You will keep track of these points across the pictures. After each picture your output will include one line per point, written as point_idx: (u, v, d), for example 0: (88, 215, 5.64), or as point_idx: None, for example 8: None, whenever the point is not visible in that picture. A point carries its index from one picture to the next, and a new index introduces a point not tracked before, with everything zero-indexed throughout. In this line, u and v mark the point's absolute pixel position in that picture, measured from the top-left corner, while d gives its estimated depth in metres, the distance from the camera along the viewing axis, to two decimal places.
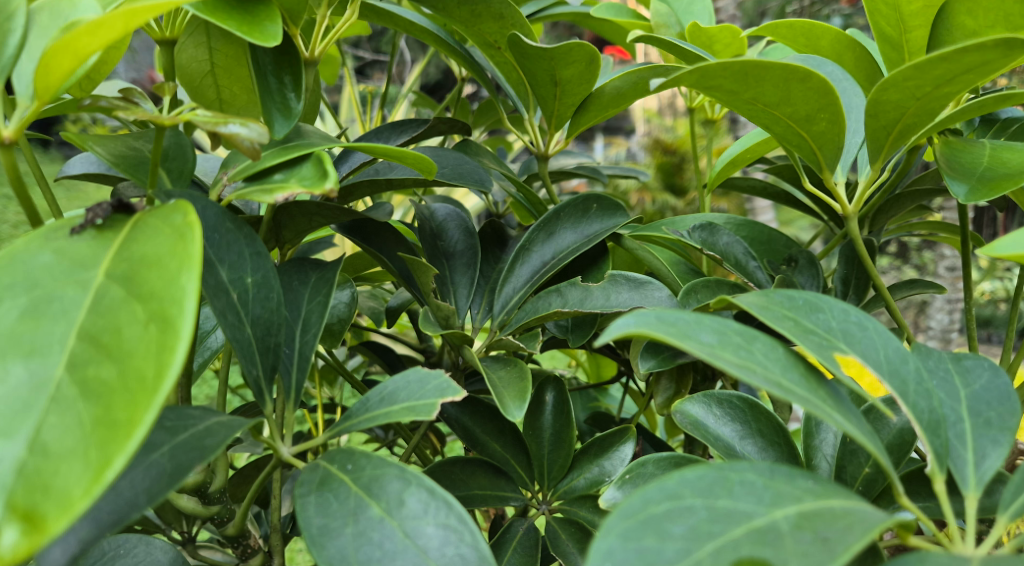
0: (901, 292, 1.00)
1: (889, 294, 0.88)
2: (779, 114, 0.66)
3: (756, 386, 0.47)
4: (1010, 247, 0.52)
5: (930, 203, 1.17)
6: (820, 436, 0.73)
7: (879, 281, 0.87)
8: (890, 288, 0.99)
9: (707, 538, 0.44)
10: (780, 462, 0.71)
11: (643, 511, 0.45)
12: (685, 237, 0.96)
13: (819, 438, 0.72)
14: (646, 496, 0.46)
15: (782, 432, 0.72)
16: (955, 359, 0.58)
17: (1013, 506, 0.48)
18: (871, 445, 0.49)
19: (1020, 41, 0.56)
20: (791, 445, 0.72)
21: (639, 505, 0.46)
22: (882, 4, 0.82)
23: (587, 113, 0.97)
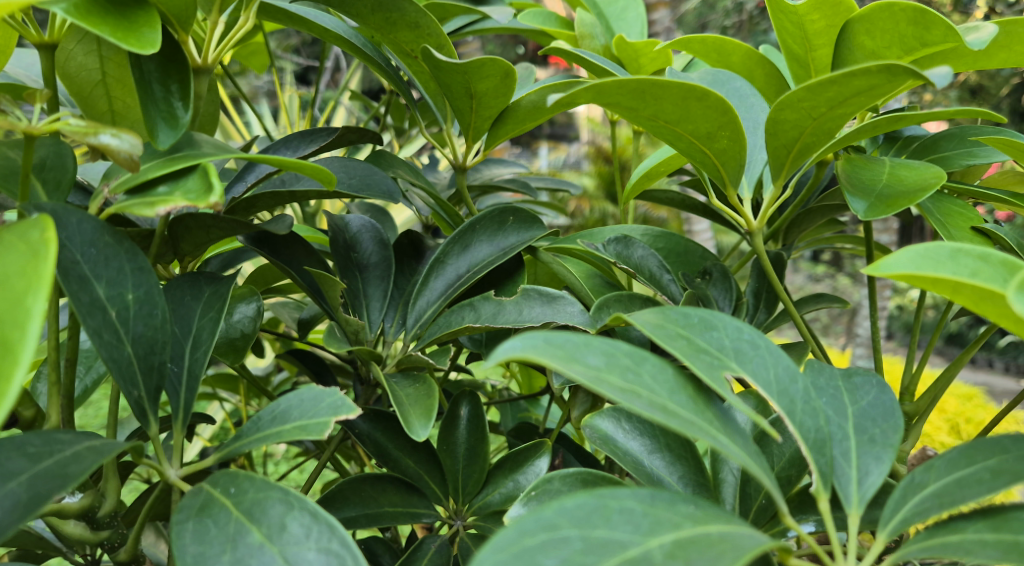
0: (809, 306, 1.02)
1: (798, 309, 0.89)
2: (681, 130, 0.65)
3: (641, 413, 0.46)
4: (895, 266, 0.52)
5: (843, 218, 1.19)
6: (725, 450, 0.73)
7: (787, 296, 0.88)
8: (799, 302, 1.01)
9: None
10: (687, 477, 0.71)
11: (518, 542, 0.44)
12: (600, 249, 0.96)
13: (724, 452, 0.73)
14: (520, 528, 0.44)
15: (687, 447, 0.72)
16: (846, 376, 0.59)
17: (891, 523, 0.48)
18: (753, 467, 0.49)
19: (900, 69, 0.56)
20: (697, 459, 0.72)
21: (513, 536, 0.44)
22: (788, 22, 0.85)
23: (504, 126, 0.96)
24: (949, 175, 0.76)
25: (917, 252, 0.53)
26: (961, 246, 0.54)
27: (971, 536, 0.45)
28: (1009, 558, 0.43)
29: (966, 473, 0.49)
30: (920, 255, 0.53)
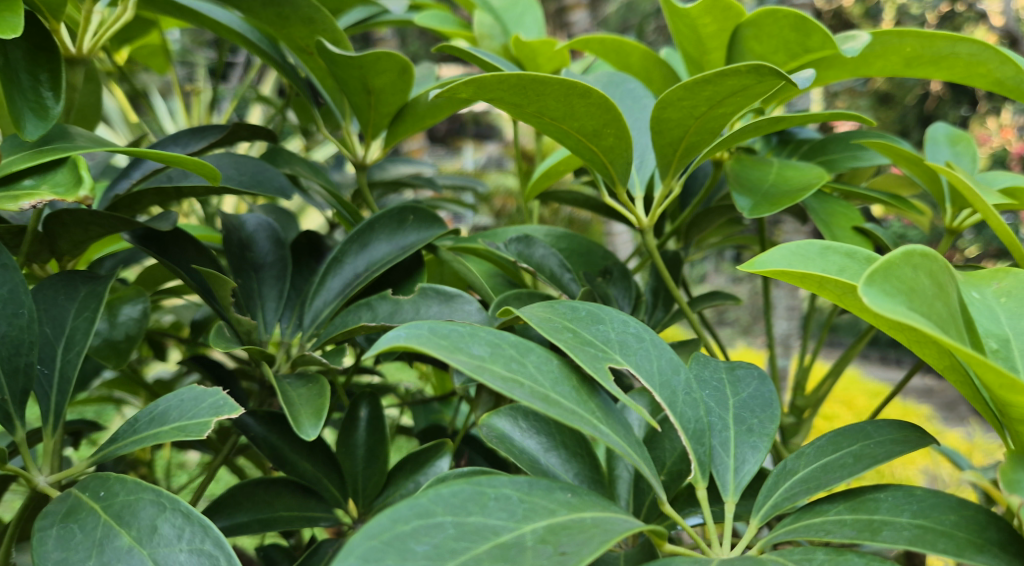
0: (704, 304, 1.04)
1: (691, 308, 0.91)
2: (567, 128, 0.64)
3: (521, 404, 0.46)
4: (768, 262, 0.54)
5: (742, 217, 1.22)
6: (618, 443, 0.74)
7: (679, 294, 0.89)
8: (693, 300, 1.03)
9: (449, 556, 0.44)
10: (581, 473, 0.71)
11: (391, 529, 0.44)
12: (501, 249, 0.97)
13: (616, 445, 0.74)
14: (393, 515, 0.44)
15: (582, 443, 0.72)
16: (729, 368, 0.59)
17: (764, 509, 0.50)
18: (632, 458, 0.50)
19: (770, 69, 0.57)
20: (592, 454, 0.72)
21: (386, 524, 0.44)
22: (683, 25, 0.87)
23: (402, 124, 0.96)
24: (832, 176, 0.78)
25: (790, 250, 0.56)
26: (832, 243, 0.56)
27: (831, 517, 0.47)
28: (861, 536, 0.44)
29: (832, 458, 0.51)
30: (792, 252, 0.56)
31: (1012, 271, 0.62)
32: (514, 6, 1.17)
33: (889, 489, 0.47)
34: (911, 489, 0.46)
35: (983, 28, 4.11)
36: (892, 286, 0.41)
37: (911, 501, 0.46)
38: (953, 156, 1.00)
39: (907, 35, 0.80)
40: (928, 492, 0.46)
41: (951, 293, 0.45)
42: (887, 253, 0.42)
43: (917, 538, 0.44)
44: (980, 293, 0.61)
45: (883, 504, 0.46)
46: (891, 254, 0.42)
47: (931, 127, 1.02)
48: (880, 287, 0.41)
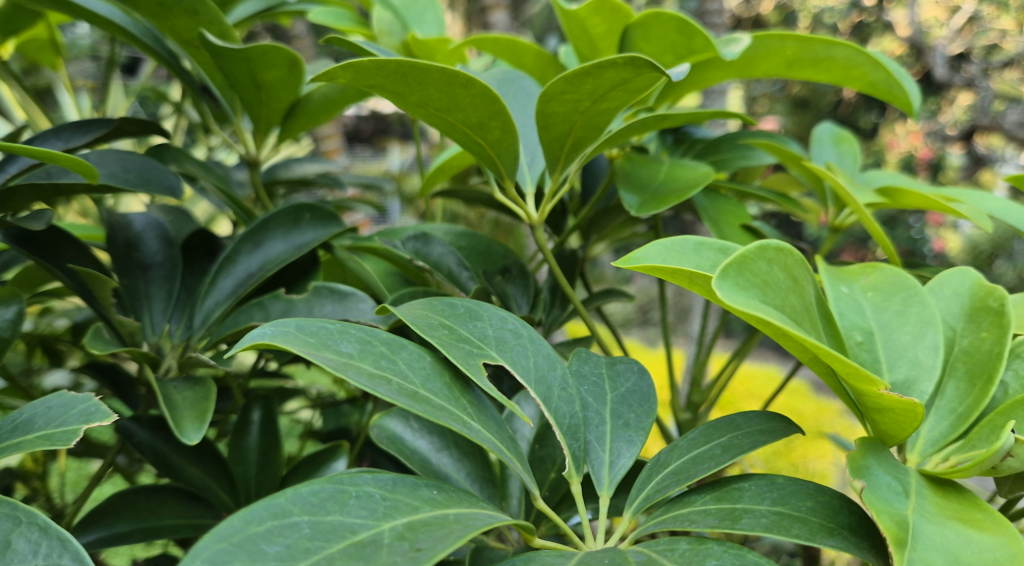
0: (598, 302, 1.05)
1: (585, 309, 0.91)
2: (452, 120, 0.64)
3: (384, 399, 0.46)
4: (641, 256, 0.55)
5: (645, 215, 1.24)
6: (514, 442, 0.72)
7: (572, 293, 0.90)
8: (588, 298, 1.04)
9: (302, 556, 0.44)
10: (473, 472, 0.70)
11: (242, 531, 0.44)
12: (398, 247, 0.96)
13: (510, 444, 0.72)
14: (246, 517, 0.44)
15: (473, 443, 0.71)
16: (610, 364, 0.60)
17: (637, 501, 0.51)
18: (502, 454, 0.49)
19: (646, 61, 0.57)
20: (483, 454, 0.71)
21: (238, 525, 0.44)
22: (575, 27, 0.89)
23: (296, 120, 0.94)
24: (716, 175, 0.80)
25: (664, 246, 0.57)
26: (705, 239, 0.58)
27: (697, 507, 0.48)
28: (722, 523, 0.45)
29: (702, 449, 0.52)
30: (668, 247, 0.57)
31: (880, 266, 0.64)
32: (413, 2, 1.16)
33: (753, 478, 0.48)
34: (773, 478, 0.48)
35: (889, 36, 4.27)
36: (745, 280, 0.43)
37: (772, 489, 0.47)
38: (837, 155, 1.03)
39: (789, 38, 0.83)
40: (790, 479, 0.47)
41: (806, 286, 0.47)
42: (741, 247, 0.43)
43: (774, 524, 0.45)
44: (849, 287, 0.63)
45: (747, 493, 0.47)
46: (748, 246, 0.43)
47: (817, 127, 1.06)
48: (733, 281, 0.42)
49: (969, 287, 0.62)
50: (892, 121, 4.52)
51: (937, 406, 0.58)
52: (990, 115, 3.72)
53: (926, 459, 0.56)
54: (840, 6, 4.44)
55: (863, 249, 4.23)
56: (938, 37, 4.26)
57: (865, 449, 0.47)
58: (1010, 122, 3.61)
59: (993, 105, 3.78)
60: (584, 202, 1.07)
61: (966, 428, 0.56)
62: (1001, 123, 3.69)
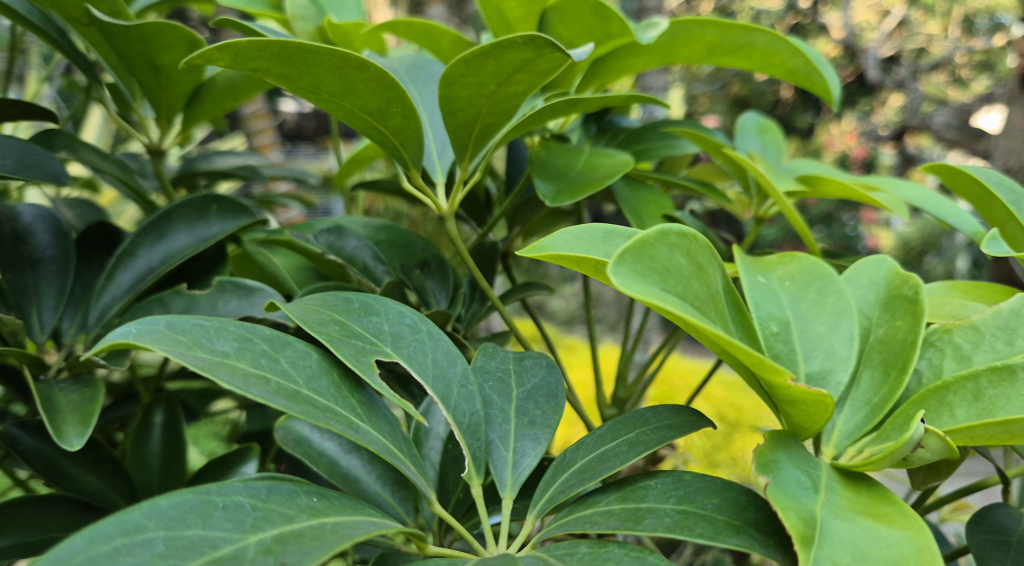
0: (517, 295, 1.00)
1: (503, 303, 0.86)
2: (349, 106, 0.60)
3: (257, 400, 0.42)
4: (544, 248, 0.52)
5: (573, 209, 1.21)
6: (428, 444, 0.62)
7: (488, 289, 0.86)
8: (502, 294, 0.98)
9: None
10: (386, 474, 0.64)
11: (87, 551, 0.42)
12: (310, 241, 0.93)
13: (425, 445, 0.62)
14: (90, 536, 0.42)
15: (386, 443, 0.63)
16: (517, 359, 0.57)
17: (540, 503, 0.48)
18: (392, 456, 0.46)
19: (546, 40, 0.55)
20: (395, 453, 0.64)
21: (81, 546, 0.42)
22: (491, 10, 0.86)
23: (200, 106, 0.89)
24: (635, 164, 0.78)
25: (572, 234, 0.54)
26: (614, 227, 0.55)
27: (601, 508, 0.45)
28: (624, 524, 0.43)
29: (608, 447, 0.49)
30: (575, 236, 0.54)
31: (797, 256, 0.63)
32: None
33: (659, 475, 0.46)
34: (680, 475, 0.45)
35: (824, 37, 4.33)
36: (642, 266, 0.40)
37: (678, 486, 0.45)
38: (761, 145, 1.02)
39: (709, 24, 0.81)
40: (696, 475, 0.45)
41: (712, 273, 0.44)
42: (639, 232, 0.40)
43: (677, 524, 0.42)
44: (767, 277, 0.61)
45: (652, 492, 0.45)
46: (646, 231, 0.41)
47: (742, 117, 1.04)
48: (631, 266, 0.39)
49: (884, 276, 0.61)
50: (827, 121, 4.58)
51: (852, 398, 0.56)
52: (920, 116, 3.87)
53: (841, 451, 0.54)
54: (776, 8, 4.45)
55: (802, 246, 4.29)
56: (870, 38, 4.34)
57: (774, 443, 0.45)
58: (939, 122, 3.76)
59: (922, 107, 3.96)
60: (508, 191, 1.04)
61: (881, 419, 0.54)
62: (930, 123, 3.84)
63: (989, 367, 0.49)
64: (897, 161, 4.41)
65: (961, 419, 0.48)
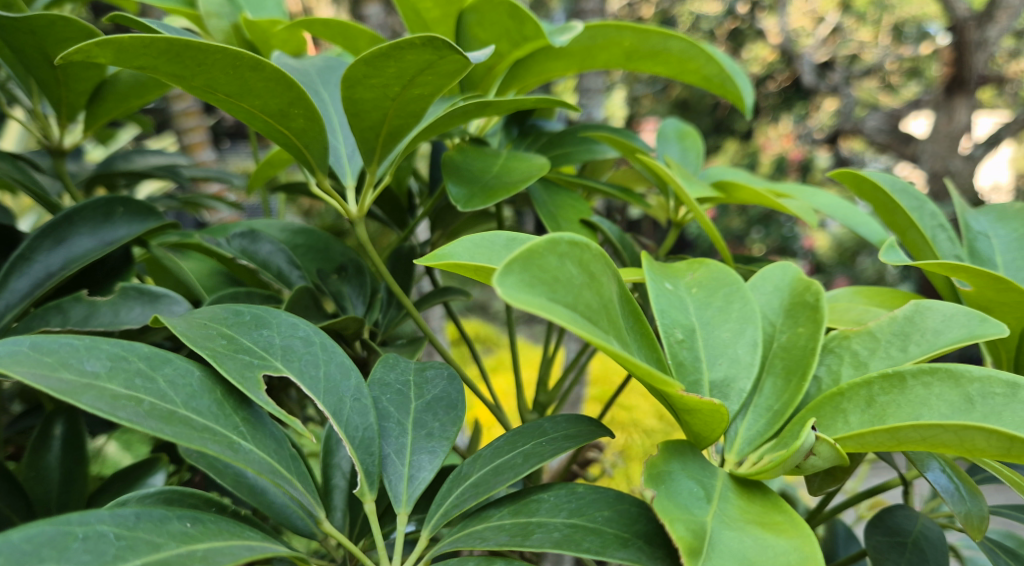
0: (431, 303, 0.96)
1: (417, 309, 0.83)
2: (248, 107, 0.59)
3: (122, 423, 0.43)
4: (441, 257, 0.52)
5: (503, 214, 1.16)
6: (339, 454, 0.61)
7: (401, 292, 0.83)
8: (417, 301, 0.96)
9: None
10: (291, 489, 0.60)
11: None
12: (222, 245, 0.90)
13: (338, 455, 0.61)
14: None
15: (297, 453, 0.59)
16: (419, 369, 0.56)
17: (434, 518, 0.48)
18: (269, 476, 0.47)
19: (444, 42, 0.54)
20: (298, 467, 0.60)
21: None
22: (406, 10, 0.85)
23: (104, 104, 0.86)
24: (550, 168, 0.78)
25: (473, 242, 0.53)
26: (515, 235, 0.55)
27: (493, 523, 0.45)
28: (512, 541, 0.43)
29: (505, 459, 0.49)
30: (476, 244, 0.53)
31: (705, 262, 0.63)
32: None
33: (553, 489, 0.46)
34: (573, 488, 0.45)
35: (762, 44, 4.35)
36: (531, 276, 0.39)
37: (570, 500, 0.44)
38: (681, 151, 1.02)
39: (625, 28, 0.81)
40: (588, 489, 0.45)
41: (606, 282, 0.44)
42: (528, 240, 0.40)
43: (565, 538, 0.42)
44: (673, 284, 0.61)
45: (544, 505, 0.45)
46: (536, 240, 0.40)
47: (662, 123, 1.04)
48: (518, 276, 0.39)
49: (789, 282, 0.61)
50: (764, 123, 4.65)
51: (755, 404, 0.56)
52: (852, 121, 4.02)
53: (742, 458, 0.54)
54: (715, 13, 4.38)
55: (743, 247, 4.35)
56: (806, 44, 4.40)
57: (670, 453, 0.44)
58: (871, 126, 3.98)
59: (854, 112, 4.06)
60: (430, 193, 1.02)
61: (782, 425, 0.55)
62: (862, 127, 4.04)
63: (881, 374, 0.50)
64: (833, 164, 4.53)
65: (855, 425, 0.49)
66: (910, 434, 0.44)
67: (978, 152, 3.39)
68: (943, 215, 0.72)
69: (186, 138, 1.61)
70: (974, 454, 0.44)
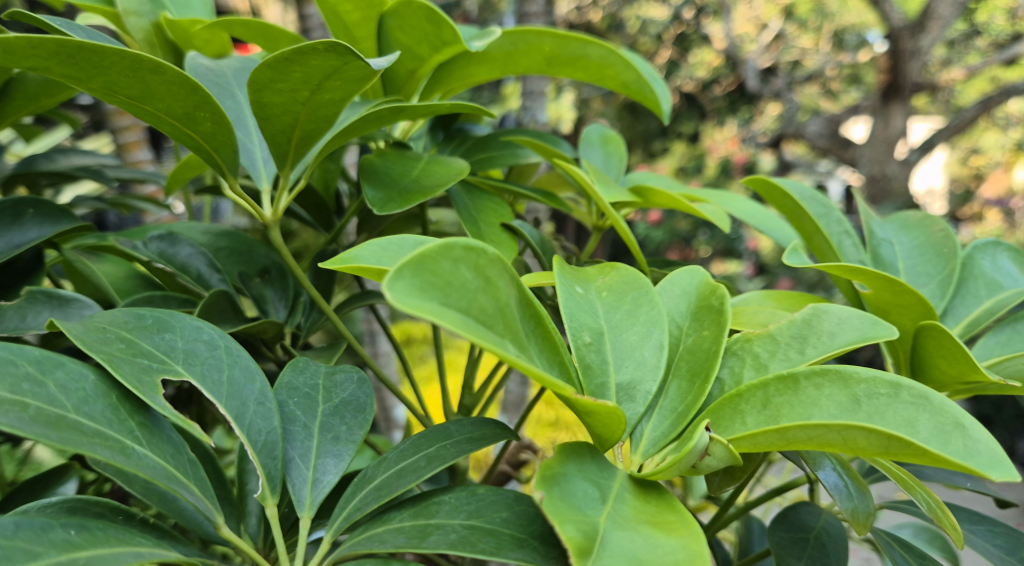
0: (352, 306, 0.91)
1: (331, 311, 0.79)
2: (152, 110, 0.58)
3: (3, 429, 0.42)
4: (344, 261, 0.52)
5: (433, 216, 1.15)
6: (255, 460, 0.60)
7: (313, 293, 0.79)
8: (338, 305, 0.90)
9: None
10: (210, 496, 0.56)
11: None
12: (139, 248, 0.88)
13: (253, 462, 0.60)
14: None
15: (210, 460, 0.57)
16: (329, 373, 0.57)
17: (335, 522, 0.47)
18: (162, 481, 0.47)
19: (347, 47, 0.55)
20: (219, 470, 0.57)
21: None
22: (329, 12, 0.83)
23: (13, 101, 0.83)
24: (468, 172, 0.78)
25: (380, 246, 0.54)
26: (422, 238, 0.55)
27: (392, 526, 0.46)
28: (409, 543, 0.43)
29: (409, 462, 0.49)
30: (383, 248, 0.54)
31: (616, 266, 0.63)
32: None
33: (454, 491, 0.47)
34: (474, 489, 0.46)
35: (707, 48, 4.41)
36: (423, 281, 0.40)
37: (470, 501, 0.46)
38: (604, 157, 1.03)
39: (545, 34, 0.82)
40: (490, 490, 0.46)
41: (504, 287, 0.44)
42: (421, 245, 0.40)
43: (462, 540, 0.43)
44: (584, 288, 0.61)
45: (444, 508, 0.46)
46: (429, 245, 0.41)
47: (587, 127, 1.05)
48: (410, 280, 0.39)
49: (696, 286, 0.63)
50: (708, 127, 4.71)
51: (660, 406, 0.58)
52: (794, 126, 4.12)
53: (646, 460, 0.55)
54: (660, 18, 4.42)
55: (689, 249, 4.40)
56: (749, 50, 4.47)
57: (565, 455, 0.45)
58: (812, 131, 4.09)
59: (796, 117, 4.14)
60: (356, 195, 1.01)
61: (685, 426, 0.56)
62: (804, 132, 4.15)
63: (776, 376, 0.51)
64: (775, 168, 4.62)
65: (751, 426, 0.50)
66: (798, 434, 0.46)
67: (914, 157, 3.52)
68: (848, 222, 0.75)
69: (119, 136, 1.55)
70: (859, 452, 0.46)
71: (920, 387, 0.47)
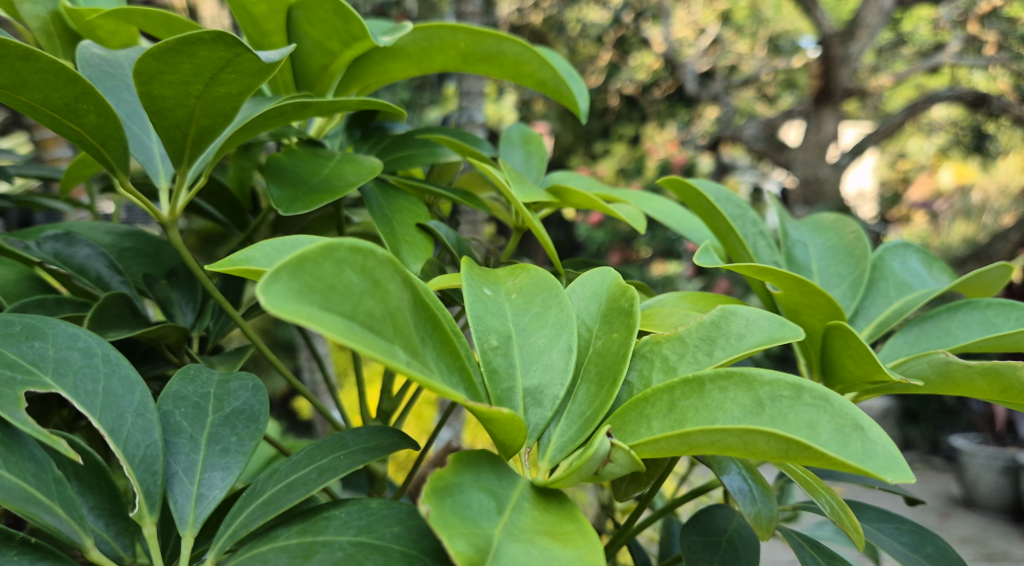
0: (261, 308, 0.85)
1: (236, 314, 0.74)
2: (28, 101, 0.54)
3: None
4: (233, 263, 0.49)
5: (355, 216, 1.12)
6: None
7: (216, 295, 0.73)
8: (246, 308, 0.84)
9: None
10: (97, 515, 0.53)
11: None
12: (32, 248, 0.83)
13: None
14: None
15: (101, 472, 0.53)
16: (222, 381, 0.54)
17: (218, 541, 0.45)
18: (14, 503, 0.45)
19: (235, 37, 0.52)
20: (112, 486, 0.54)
21: None
22: (235, 6, 0.80)
23: None
24: (380, 171, 0.75)
25: (274, 247, 0.51)
26: (317, 238, 0.53)
27: (278, 543, 0.44)
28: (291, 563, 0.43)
29: (300, 474, 0.47)
30: (278, 250, 0.51)
31: (527, 268, 0.62)
32: None
33: (345, 505, 0.46)
34: (365, 503, 0.46)
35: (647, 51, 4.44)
36: (302, 284, 0.38)
37: (360, 516, 0.45)
38: (524, 157, 1.02)
39: (459, 30, 0.80)
40: (380, 504, 0.45)
41: (395, 290, 0.43)
42: (300, 246, 0.39)
43: (348, 557, 0.43)
44: (493, 289, 0.60)
45: (332, 523, 0.44)
46: (309, 246, 0.39)
47: (508, 126, 1.04)
48: (287, 283, 0.37)
49: (606, 288, 0.61)
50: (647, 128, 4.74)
51: (568, 411, 0.56)
52: (731, 128, 4.16)
53: (552, 465, 0.54)
54: (601, 20, 4.43)
55: (630, 249, 4.42)
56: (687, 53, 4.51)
57: (460, 465, 0.43)
58: (748, 134, 4.14)
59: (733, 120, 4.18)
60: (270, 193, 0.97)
61: (591, 431, 0.54)
62: (741, 134, 4.20)
63: (682, 380, 0.50)
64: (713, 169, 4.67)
65: (656, 430, 0.49)
66: (700, 438, 0.45)
67: (845, 160, 3.58)
68: (763, 224, 0.76)
69: (38, 133, 1.47)
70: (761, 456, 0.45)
71: (820, 389, 0.47)
